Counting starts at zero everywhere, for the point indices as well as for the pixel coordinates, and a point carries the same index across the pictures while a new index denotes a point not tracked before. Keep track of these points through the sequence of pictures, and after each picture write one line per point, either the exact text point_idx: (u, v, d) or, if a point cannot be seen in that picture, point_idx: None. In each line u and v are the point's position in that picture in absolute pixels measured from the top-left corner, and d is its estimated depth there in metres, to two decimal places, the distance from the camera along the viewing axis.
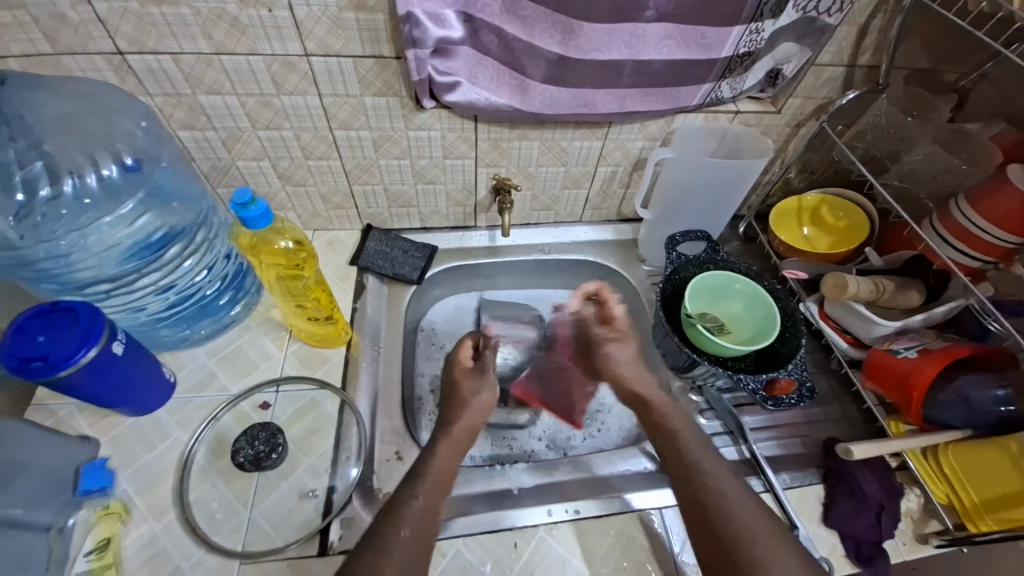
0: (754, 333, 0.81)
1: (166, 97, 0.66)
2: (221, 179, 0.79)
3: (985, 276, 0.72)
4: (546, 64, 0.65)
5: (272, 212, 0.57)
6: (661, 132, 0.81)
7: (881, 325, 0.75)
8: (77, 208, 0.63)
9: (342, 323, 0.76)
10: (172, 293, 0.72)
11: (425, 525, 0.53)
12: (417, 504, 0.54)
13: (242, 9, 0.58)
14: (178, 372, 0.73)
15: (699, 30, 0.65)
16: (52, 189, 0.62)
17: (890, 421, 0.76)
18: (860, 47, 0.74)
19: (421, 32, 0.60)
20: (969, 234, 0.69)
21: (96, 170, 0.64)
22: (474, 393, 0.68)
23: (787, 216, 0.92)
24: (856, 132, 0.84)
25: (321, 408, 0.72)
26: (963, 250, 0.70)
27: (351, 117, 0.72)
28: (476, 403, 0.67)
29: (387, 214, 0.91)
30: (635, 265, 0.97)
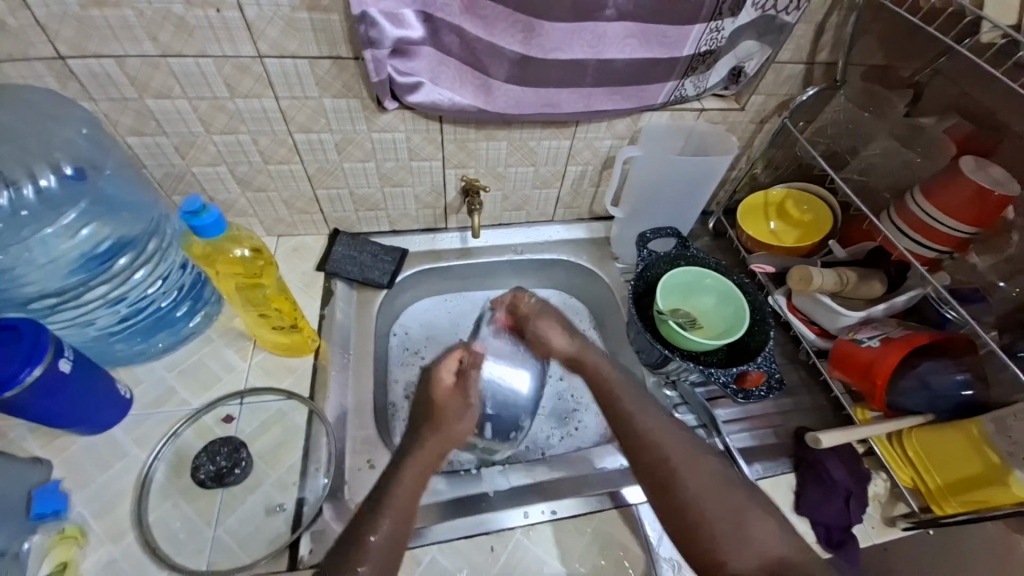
0: (724, 327, 0.82)
1: (112, 102, 0.63)
2: (176, 185, 0.76)
3: (941, 265, 0.74)
4: (508, 64, 0.64)
5: (226, 220, 0.55)
6: (629, 130, 0.82)
7: (846, 316, 0.77)
8: (14, 221, 0.60)
9: (309, 332, 0.74)
10: (124, 306, 0.69)
11: (389, 551, 0.53)
12: (377, 533, 0.53)
13: (188, 10, 0.56)
14: (135, 388, 0.70)
15: (660, 28, 0.65)
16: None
17: (856, 408, 0.78)
18: (818, 44, 0.76)
19: (378, 32, 0.58)
20: (924, 225, 0.71)
21: (34, 182, 0.61)
22: (456, 419, 0.65)
23: (755, 211, 0.94)
24: (818, 127, 0.86)
25: (289, 420, 0.70)
26: (920, 241, 0.72)
27: (311, 120, 0.70)
28: (456, 428, 0.64)
29: (355, 218, 0.89)
30: (607, 263, 0.97)
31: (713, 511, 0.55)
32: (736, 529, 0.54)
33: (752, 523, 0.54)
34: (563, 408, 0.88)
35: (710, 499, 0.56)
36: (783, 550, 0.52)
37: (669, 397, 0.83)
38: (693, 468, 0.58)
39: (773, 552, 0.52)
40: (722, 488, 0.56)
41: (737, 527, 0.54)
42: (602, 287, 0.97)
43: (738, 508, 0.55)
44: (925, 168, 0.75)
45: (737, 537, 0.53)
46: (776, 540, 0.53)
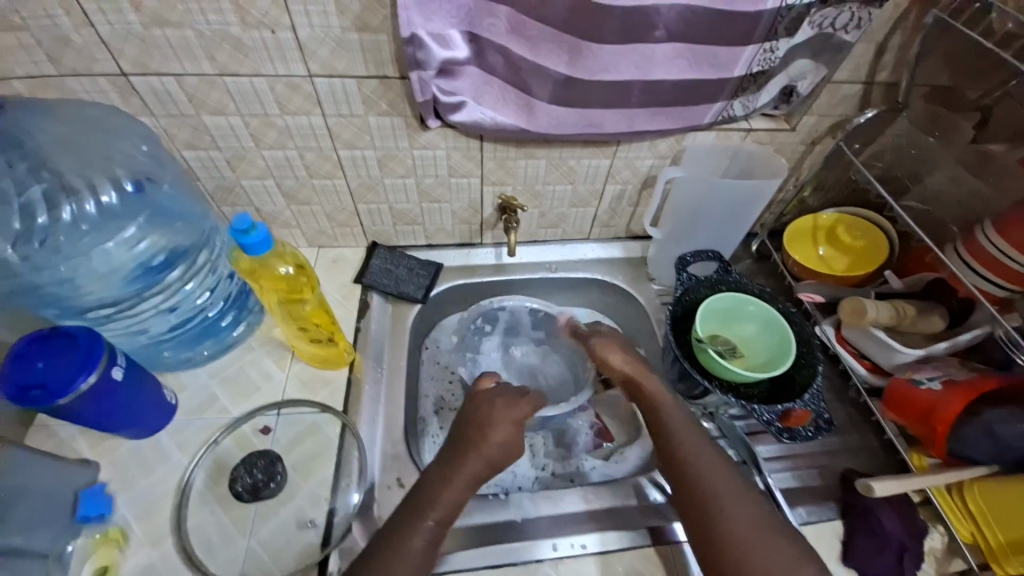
0: (767, 358, 0.79)
1: (171, 119, 0.66)
2: (225, 198, 0.78)
3: (1013, 306, 0.68)
4: (551, 84, 0.63)
5: (272, 237, 0.56)
6: (671, 151, 0.80)
7: (902, 353, 0.73)
8: (75, 234, 0.63)
9: (344, 344, 0.75)
10: (174, 315, 0.72)
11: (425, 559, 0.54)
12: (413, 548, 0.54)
13: (245, 32, 0.58)
14: (180, 393, 0.72)
15: (711, 49, 0.62)
16: (48, 217, 0.62)
17: (912, 454, 0.73)
18: (878, 64, 0.72)
19: (425, 54, 0.59)
20: (994, 262, 0.66)
21: (95, 196, 0.64)
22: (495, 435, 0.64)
23: (802, 235, 0.89)
24: (874, 152, 0.81)
25: (322, 433, 0.71)
26: (992, 278, 0.66)
27: (355, 137, 0.71)
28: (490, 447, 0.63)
29: (393, 232, 0.90)
30: (644, 284, 0.95)
31: (763, 558, 0.52)
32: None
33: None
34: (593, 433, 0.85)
35: (761, 545, 0.53)
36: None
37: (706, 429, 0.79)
38: (746, 512, 0.55)
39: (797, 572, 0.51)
40: (777, 539, 0.54)
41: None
42: (638, 310, 0.94)
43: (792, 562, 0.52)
44: (994, 201, 0.70)
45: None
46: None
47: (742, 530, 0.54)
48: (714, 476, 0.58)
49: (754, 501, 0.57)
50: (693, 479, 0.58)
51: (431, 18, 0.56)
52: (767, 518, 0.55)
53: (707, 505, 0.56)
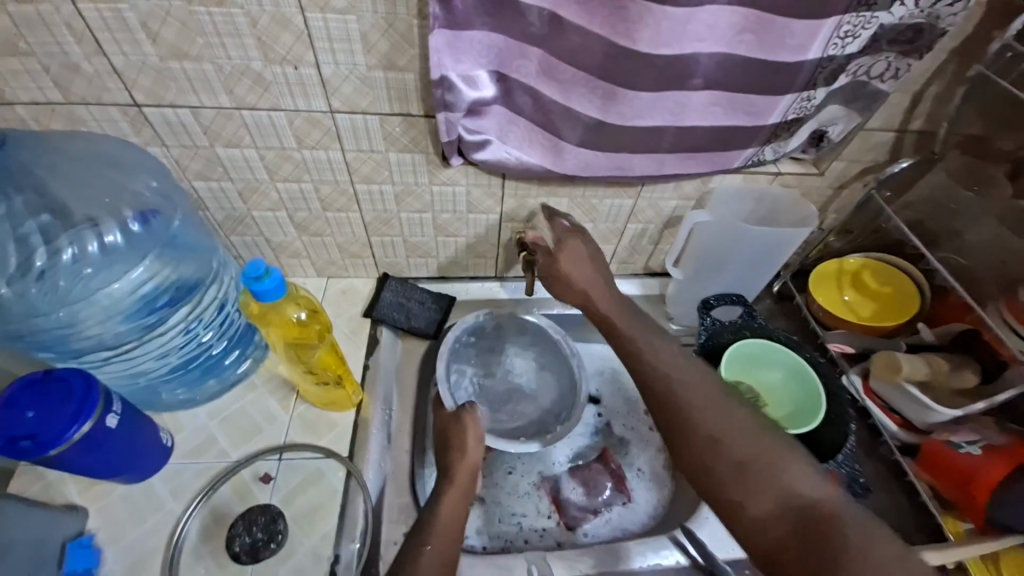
0: (791, 411, 0.75)
1: (184, 149, 0.64)
2: (235, 228, 0.75)
3: None
4: (582, 128, 0.61)
5: (286, 282, 0.54)
6: (696, 192, 0.77)
7: (937, 412, 0.70)
8: (77, 277, 0.60)
9: (352, 387, 0.71)
10: (176, 356, 0.68)
11: None
12: None
13: (266, 66, 0.56)
14: (178, 434, 0.69)
15: (748, 98, 0.60)
16: (47, 259, 0.58)
17: (946, 518, 0.70)
18: (911, 113, 0.70)
19: (454, 95, 0.57)
20: None
21: (99, 236, 0.61)
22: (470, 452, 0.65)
23: (826, 280, 0.87)
24: (904, 202, 0.79)
25: (326, 481, 0.67)
26: None
27: (374, 171, 0.69)
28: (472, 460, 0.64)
29: (406, 264, 0.86)
30: (662, 324, 0.91)
31: (730, 454, 0.52)
32: (751, 472, 0.51)
33: (777, 464, 0.51)
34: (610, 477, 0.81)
35: (730, 444, 0.53)
36: (811, 491, 0.49)
37: None
38: (713, 418, 0.55)
39: (742, 432, 0.54)
40: (740, 424, 0.55)
41: (756, 471, 0.51)
42: None
43: (761, 450, 0.52)
44: None
45: (754, 480, 0.51)
46: (803, 484, 0.50)
47: (704, 420, 0.55)
48: (677, 386, 0.59)
49: (708, 383, 0.59)
50: (662, 398, 0.59)
51: (461, 59, 0.54)
52: (738, 421, 0.55)
53: (661, 392, 0.59)
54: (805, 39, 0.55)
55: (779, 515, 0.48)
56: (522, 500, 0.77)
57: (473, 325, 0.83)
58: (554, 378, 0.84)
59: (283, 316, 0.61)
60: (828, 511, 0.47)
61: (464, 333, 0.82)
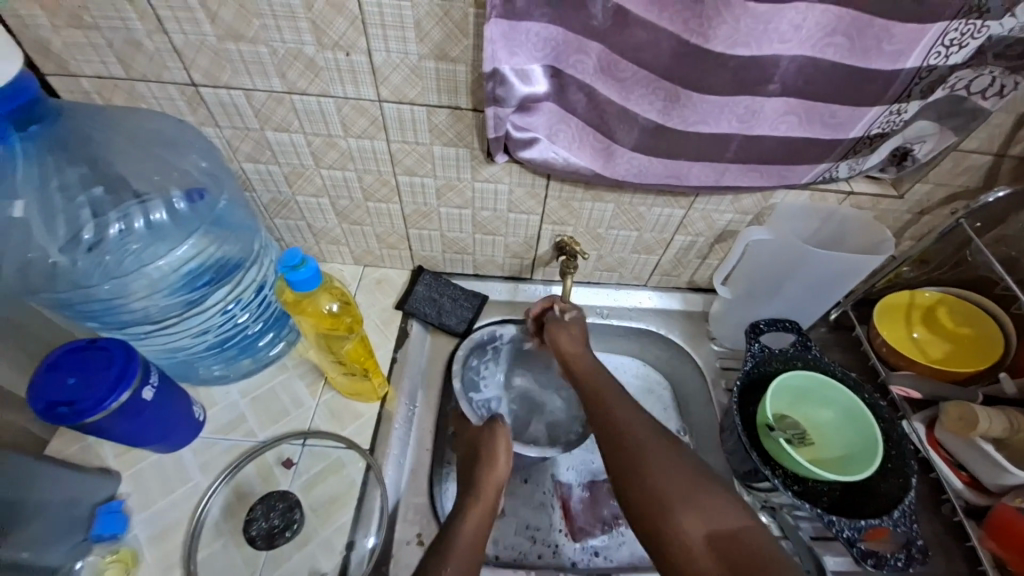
0: (842, 455, 0.69)
1: (235, 131, 0.64)
2: (279, 210, 0.76)
3: None
4: (638, 131, 0.57)
5: (321, 273, 0.53)
6: (755, 207, 0.72)
7: (1012, 475, 0.62)
8: (122, 252, 0.60)
9: (378, 380, 0.70)
10: (212, 335, 0.69)
11: None
12: None
13: (319, 51, 0.55)
14: (210, 409, 0.71)
15: (829, 107, 0.54)
16: (95, 233, 0.59)
17: None
18: (1016, 136, 0.62)
19: (505, 90, 0.54)
20: None
21: (146, 214, 0.61)
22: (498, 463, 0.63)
23: (894, 313, 0.79)
24: (997, 235, 0.71)
25: (345, 472, 0.67)
26: None
27: (418, 164, 0.67)
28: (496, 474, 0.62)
29: (441, 258, 0.85)
30: (703, 344, 0.86)
31: (666, 479, 0.54)
32: (690, 499, 0.52)
33: (705, 491, 0.53)
34: None
35: (666, 472, 0.55)
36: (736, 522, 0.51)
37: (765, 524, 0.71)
38: (658, 451, 0.57)
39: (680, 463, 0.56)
40: (678, 456, 0.57)
41: (694, 498, 0.52)
42: (693, 372, 0.86)
43: (694, 477, 0.54)
44: None
45: (684, 504, 0.52)
46: (728, 509, 0.52)
47: (645, 446, 0.57)
48: (621, 416, 0.61)
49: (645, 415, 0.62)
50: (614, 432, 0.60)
51: (516, 52, 0.51)
52: (680, 456, 0.56)
53: (609, 422, 0.61)
54: (904, 45, 0.49)
55: (708, 540, 0.50)
56: (537, 512, 0.75)
57: (480, 345, 0.81)
58: (565, 405, 0.84)
59: (317, 306, 0.61)
60: (749, 539, 0.50)
61: (471, 355, 0.80)
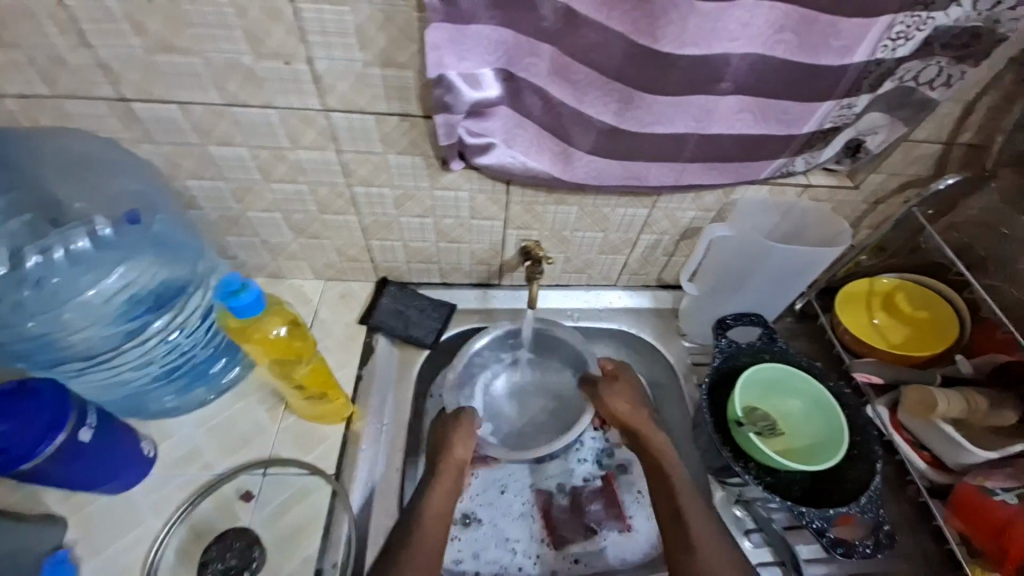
0: (811, 444, 0.70)
1: (175, 147, 0.60)
2: (230, 228, 0.72)
3: None
4: (595, 134, 0.56)
5: (264, 297, 0.51)
6: (717, 204, 0.72)
7: (973, 453, 0.64)
8: (43, 288, 0.56)
9: (341, 402, 0.68)
10: (156, 366, 0.65)
11: None
12: None
13: (258, 61, 0.52)
14: (162, 443, 0.67)
15: (781, 105, 0.54)
16: (10, 268, 0.55)
17: (974, 568, 0.64)
18: (963, 124, 0.64)
19: (454, 97, 0.52)
20: None
21: (66, 244, 0.57)
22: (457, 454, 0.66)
23: (856, 300, 0.80)
24: (949, 223, 0.73)
25: (310, 501, 0.64)
26: None
27: (373, 174, 0.65)
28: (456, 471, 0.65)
29: (406, 269, 0.82)
30: (674, 340, 0.86)
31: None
32: None
33: None
34: (610, 504, 0.76)
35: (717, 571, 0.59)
36: None
37: (740, 518, 0.71)
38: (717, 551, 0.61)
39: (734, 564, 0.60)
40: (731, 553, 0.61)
41: None
42: (666, 369, 0.86)
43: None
44: None
45: None
46: None
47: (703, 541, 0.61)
48: (688, 505, 0.64)
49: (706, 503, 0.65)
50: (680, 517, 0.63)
51: (465, 57, 0.50)
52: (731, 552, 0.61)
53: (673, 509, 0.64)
54: (850, 40, 0.49)
55: None
56: (515, 525, 0.73)
57: (500, 338, 0.81)
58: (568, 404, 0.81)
59: (264, 331, 0.59)
60: None
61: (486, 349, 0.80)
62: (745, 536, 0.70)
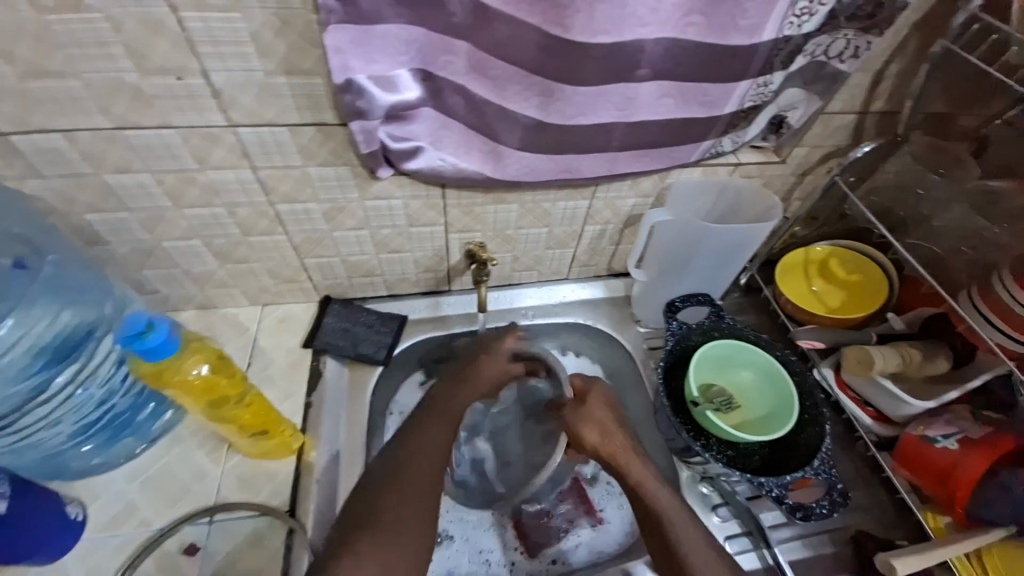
0: (766, 414, 0.72)
1: (66, 179, 0.55)
2: (145, 261, 0.66)
3: None
4: (521, 130, 0.55)
5: (174, 337, 0.50)
6: (655, 189, 0.72)
7: (912, 405, 0.67)
8: None
9: (285, 433, 0.64)
10: (67, 424, 0.60)
11: None
12: None
13: (145, 78, 0.47)
14: (91, 505, 0.62)
15: (701, 87, 0.55)
16: None
17: (925, 513, 0.67)
18: (873, 93, 0.66)
19: (367, 101, 0.50)
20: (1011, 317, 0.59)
21: None
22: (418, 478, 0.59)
23: (794, 270, 0.83)
24: (869, 187, 0.75)
25: (265, 543, 0.60)
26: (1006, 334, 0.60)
27: (295, 189, 0.61)
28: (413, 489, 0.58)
29: (348, 284, 0.78)
30: (629, 327, 0.87)
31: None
32: None
33: None
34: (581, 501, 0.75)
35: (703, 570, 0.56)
36: None
37: (706, 495, 0.73)
38: (700, 549, 0.58)
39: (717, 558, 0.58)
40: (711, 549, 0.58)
41: None
42: (624, 357, 0.86)
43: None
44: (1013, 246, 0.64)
45: None
46: None
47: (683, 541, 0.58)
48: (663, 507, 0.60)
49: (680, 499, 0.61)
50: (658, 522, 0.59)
51: (374, 59, 0.47)
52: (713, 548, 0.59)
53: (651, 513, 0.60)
54: (758, 19, 0.50)
55: None
56: (487, 536, 0.72)
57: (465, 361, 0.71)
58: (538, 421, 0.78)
59: (183, 372, 0.54)
60: None
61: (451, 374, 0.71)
62: (713, 512, 0.71)
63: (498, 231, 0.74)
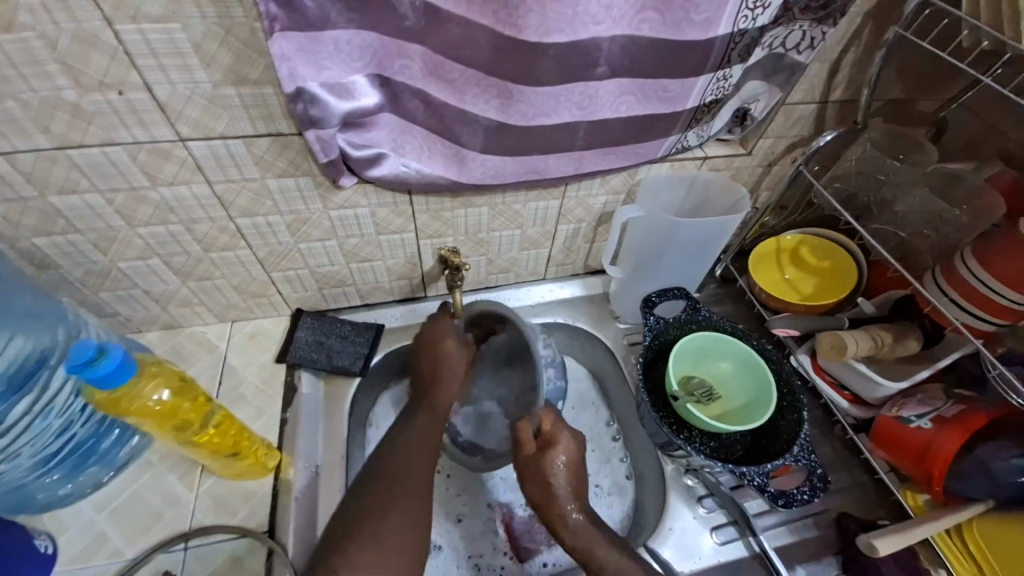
0: (745, 403, 0.72)
1: (8, 204, 0.52)
2: (102, 284, 0.64)
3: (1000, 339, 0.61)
4: (483, 133, 0.54)
5: (129, 362, 0.48)
6: (625, 185, 0.72)
7: (885, 387, 0.68)
8: None
9: (259, 452, 0.62)
10: (27, 456, 0.57)
11: None
12: None
13: (82, 94, 0.45)
14: (59, 538, 0.59)
15: (660, 83, 0.54)
16: None
17: (905, 492, 0.68)
18: (833, 82, 0.67)
19: (320, 109, 0.48)
20: (986, 299, 0.59)
21: None
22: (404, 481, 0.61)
23: (766, 259, 0.84)
24: (833, 175, 0.75)
25: (244, 566, 0.58)
26: (979, 315, 0.60)
27: (255, 203, 0.59)
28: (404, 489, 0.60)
29: (320, 296, 0.77)
30: (608, 324, 0.86)
31: None
32: None
33: None
34: None
35: None
36: None
37: (691, 487, 0.73)
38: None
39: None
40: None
41: None
42: (605, 354, 0.86)
43: None
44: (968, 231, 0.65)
45: None
46: None
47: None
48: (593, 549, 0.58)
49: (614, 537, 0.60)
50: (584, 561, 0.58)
51: (324, 66, 0.46)
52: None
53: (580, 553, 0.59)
54: (712, 13, 0.50)
55: None
56: (475, 542, 0.71)
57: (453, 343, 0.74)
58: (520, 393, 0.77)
59: (141, 399, 0.52)
60: None
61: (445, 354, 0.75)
62: (699, 504, 0.71)
63: (470, 235, 0.73)
